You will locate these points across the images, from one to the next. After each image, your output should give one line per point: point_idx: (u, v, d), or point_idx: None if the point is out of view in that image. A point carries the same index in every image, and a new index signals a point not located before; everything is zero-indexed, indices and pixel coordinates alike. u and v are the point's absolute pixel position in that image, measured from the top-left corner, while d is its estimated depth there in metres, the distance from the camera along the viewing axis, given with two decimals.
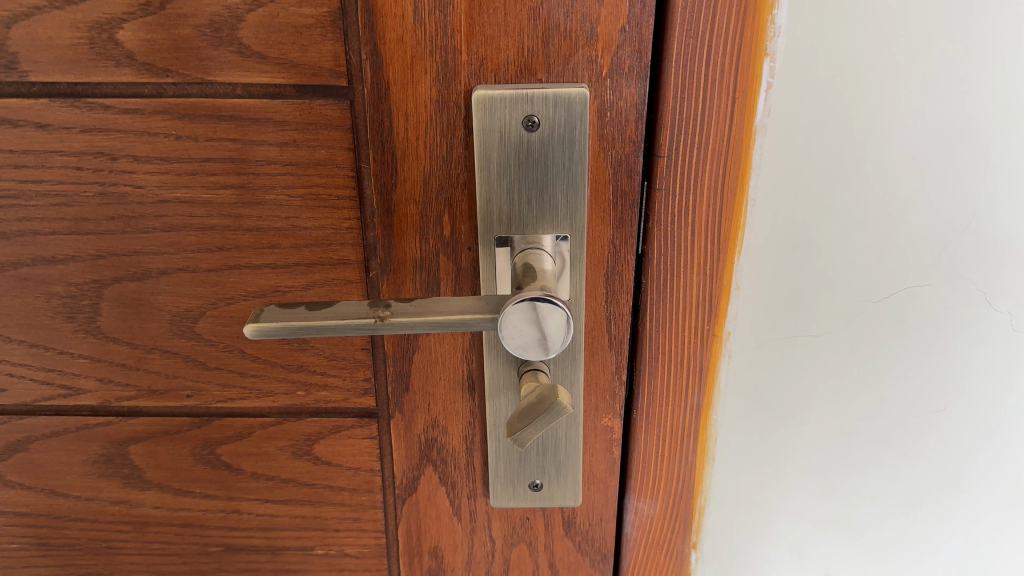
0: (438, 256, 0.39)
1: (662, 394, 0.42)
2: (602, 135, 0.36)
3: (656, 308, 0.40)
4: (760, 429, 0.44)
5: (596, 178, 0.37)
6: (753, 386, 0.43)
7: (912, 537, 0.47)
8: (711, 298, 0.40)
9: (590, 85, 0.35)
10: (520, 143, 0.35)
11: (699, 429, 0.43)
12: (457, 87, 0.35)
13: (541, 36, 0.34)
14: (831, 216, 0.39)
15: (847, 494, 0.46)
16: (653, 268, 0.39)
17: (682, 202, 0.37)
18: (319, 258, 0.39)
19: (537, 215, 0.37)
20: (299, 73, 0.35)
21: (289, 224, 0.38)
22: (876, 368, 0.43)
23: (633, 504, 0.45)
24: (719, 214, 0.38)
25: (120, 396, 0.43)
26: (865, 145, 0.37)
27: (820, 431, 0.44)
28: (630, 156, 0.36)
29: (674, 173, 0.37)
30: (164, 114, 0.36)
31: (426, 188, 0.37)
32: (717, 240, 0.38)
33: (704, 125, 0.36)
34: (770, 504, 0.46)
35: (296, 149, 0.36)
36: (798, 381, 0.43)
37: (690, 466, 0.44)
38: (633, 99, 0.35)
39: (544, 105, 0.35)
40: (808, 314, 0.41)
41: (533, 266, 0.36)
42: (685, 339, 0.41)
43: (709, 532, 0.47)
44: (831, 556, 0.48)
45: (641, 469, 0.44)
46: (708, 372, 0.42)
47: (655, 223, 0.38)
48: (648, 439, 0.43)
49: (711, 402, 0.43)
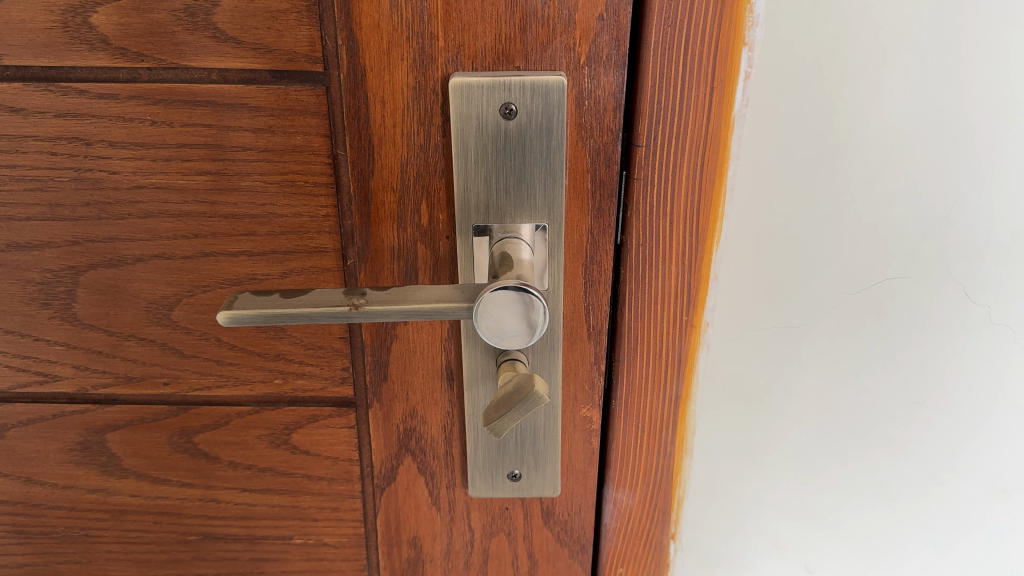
0: (416, 245, 0.39)
1: (641, 385, 0.42)
2: (580, 124, 0.36)
3: (634, 299, 0.40)
4: (738, 421, 0.44)
5: (574, 167, 0.37)
6: (733, 377, 0.43)
7: (892, 530, 0.47)
8: (690, 288, 0.40)
9: (568, 73, 0.35)
10: (497, 131, 0.35)
11: (677, 419, 0.43)
12: (434, 74, 0.35)
13: (519, 23, 0.34)
14: (811, 207, 0.39)
15: (825, 487, 0.46)
16: (631, 258, 0.39)
17: (661, 192, 0.37)
18: (295, 246, 0.39)
19: (515, 204, 0.36)
20: (275, 59, 0.35)
21: (266, 211, 0.38)
22: (856, 360, 0.43)
23: (612, 494, 0.45)
24: (697, 205, 0.38)
25: (97, 384, 0.43)
26: (845, 136, 0.37)
27: (799, 423, 0.44)
28: (609, 145, 0.36)
29: (652, 162, 0.37)
30: (139, 99, 0.36)
31: (403, 175, 0.37)
32: (695, 231, 0.38)
33: (681, 114, 0.36)
34: (750, 496, 0.46)
35: (272, 135, 0.36)
36: (778, 373, 0.43)
37: (669, 457, 0.44)
38: (611, 87, 0.35)
39: (521, 93, 0.34)
40: (788, 305, 0.41)
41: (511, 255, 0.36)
42: (664, 330, 0.41)
43: (688, 523, 0.47)
44: (810, 549, 0.48)
45: (619, 460, 0.44)
46: (687, 362, 0.42)
47: (634, 213, 0.38)
48: (627, 430, 0.43)
49: (689, 392, 0.43)
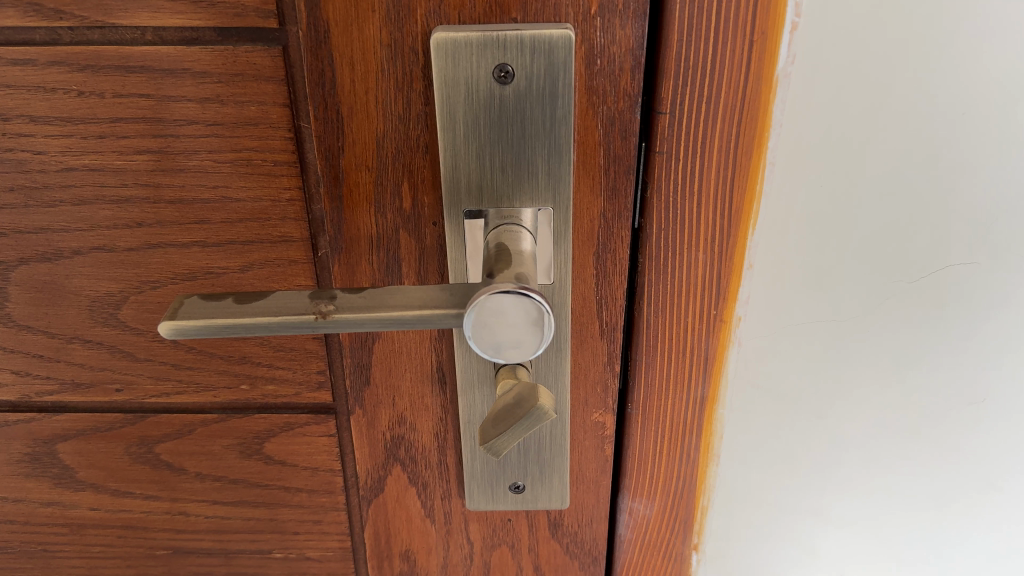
0: (398, 233, 0.33)
1: (662, 387, 0.37)
2: (591, 87, 0.30)
3: (654, 291, 0.34)
4: (771, 425, 0.39)
5: (584, 139, 0.31)
6: (767, 376, 0.37)
7: (940, 539, 0.42)
8: (719, 280, 0.34)
9: (576, 25, 0.29)
10: (491, 98, 0.29)
11: (703, 424, 0.38)
12: (414, 28, 0.29)
13: None
14: (864, 184, 0.33)
15: (864, 498, 0.41)
16: (651, 246, 0.33)
17: (686, 168, 0.31)
18: (256, 235, 0.33)
19: (513, 184, 0.31)
20: (219, 14, 0.29)
21: (219, 195, 0.32)
22: (910, 356, 0.37)
23: (628, 504, 0.40)
24: (728, 183, 0.32)
25: (41, 391, 0.37)
26: (909, 99, 0.31)
27: (842, 428, 0.39)
28: (625, 113, 0.30)
29: (677, 134, 0.31)
30: (61, 65, 0.30)
31: (380, 152, 0.31)
32: (727, 214, 0.33)
33: (711, 76, 0.30)
34: (783, 505, 0.41)
35: (221, 106, 0.30)
36: (818, 372, 0.37)
37: (692, 464, 0.39)
38: (629, 43, 0.29)
39: (519, 52, 0.28)
40: (833, 296, 0.35)
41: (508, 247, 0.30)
42: (688, 326, 0.35)
43: (714, 533, 0.42)
44: (848, 559, 0.43)
45: (636, 468, 0.39)
46: (714, 362, 0.36)
47: (654, 192, 0.32)
48: (645, 435, 0.38)
49: (717, 395, 0.37)
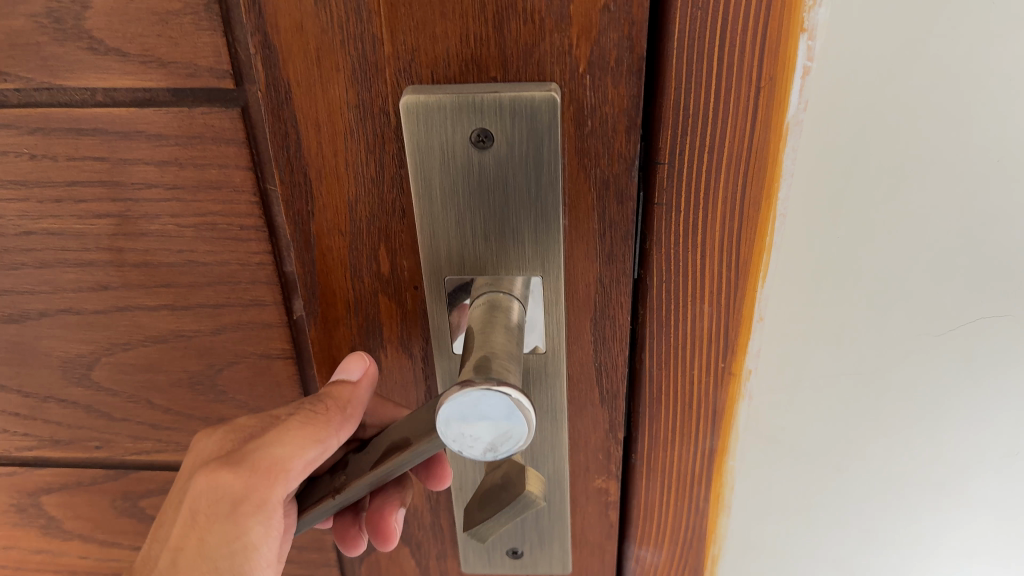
0: (377, 297, 0.30)
1: (667, 438, 0.34)
2: (582, 150, 0.27)
3: (655, 347, 0.31)
4: (791, 484, 0.35)
5: (576, 203, 0.28)
6: (784, 433, 0.34)
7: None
8: (728, 332, 0.31)
9: (564, 84, 0.25)
10: (469, 164, 0.26)
11: (712, 475, 0.35)
12: (384, 88, 0.26)
13: (492, 20, 0.24)
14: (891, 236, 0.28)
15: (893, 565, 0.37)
16: (651, 296, 0.30)
17: (688, 219, 0.28)
18: (227, 298, 0.31)
19: (498, 254, 0.28)
20: (171, 73, 0.26)
21: (185, 259, 0.30)
22: (949, 425, 0.32)
23: (634, 551, 0.38)
24: (733, 234, 0.29)
25: (21, 446, 0.36)
26: (943, 145, 0.26)
27: (867, 499, 0.35)
28: (621, 176, 0.27)
29: (679, 181, 0.27)
30: (10, 128, 0.28)
31: (353, 216, 0.28)
32: (733, 267, 0.29)
33: (713, 125, 0.26)
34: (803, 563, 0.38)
35: (180, 169, 0.28)
36: (843, 432, 0.33)
37: (702, 514, 0.36)
38: (623, 103, 0.26)
39: (498, 116, 0.25)
40: (857, 355, 0.31)
41: (479, 322, 0.27)
42: (693, 379, 0.32)
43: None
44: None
45: (641, 516, 0.37)
46: (723, 415, 0.33)
47: (654, 241, 0.29)
48: (651, 486, 0.36)
49: (727, 448, 0.34)
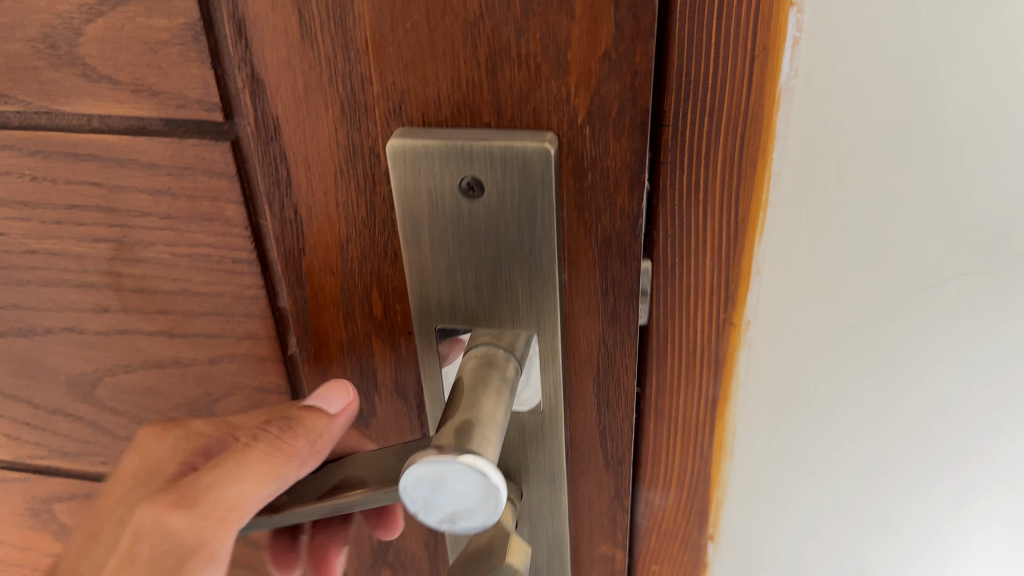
0: (370, 340, 0.29)
1: (672, 388, 0.31)
2: (582, 204, 0.25)
3: (660, 285, 0.28)
4: (815, 441, 0.31)
5: (577, 261, 0.26)
6: (796, 388, 0.30)
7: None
8: (731, 273, 0.28)
9: (563, 135, 0.23)
10: (458, 211, 0.25)
11: (718, 423, 0.32)
12: (374, 129, 0.24)
13: (485, 64, 0.23)
14: (932, 153, 0.25)
15: (927, 544, 0.33)
16: (652, 239, 0.27)
17: (693, 172, 0.26)
18: (223, 329, 0.30)
19: (489, 304, 0.26)
20: (162, 104, 0.25)
21: (181, 288, 0.29)
22: (995, 388, 0.28)
23: (643, 493, 0.34)
24: (738, 156, 0.26)
25: (34, 453, 0.37)
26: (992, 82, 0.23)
27: (896, 496, 0.32)
28: (624, 235, 0.25)
29: (683, 140, 0.25)
30: (13, 149, 0.28)
31: (344, 255, 0.27)
32: (737, 189, 0.26)
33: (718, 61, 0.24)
34: (820, 519, 0.33)
35: (173, 200, 0.27)
36: (868, 395, 0.29)
37: (710, 461, 0.33)
38: (625, 156, 0.23)
39: (489, 165, 0.24)
40: (885, 297, 0.27)
41: (469, 378, 0.25)
42: (698, 324, 0.29)
43: (731, 527, 0.34)
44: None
45: (652, 458, 0.33)
46: (728, 363, 0.30)
47: (661, 199, 0.26)
48: (658, 430, 0.32)
49: (731, 396, 0.31)
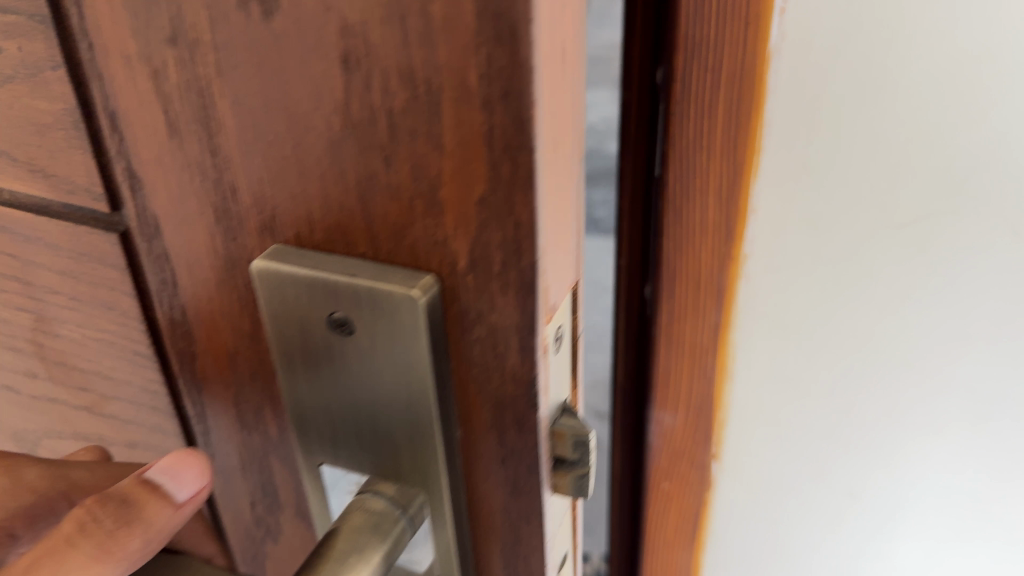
0: (270, 457, 0.26)
1: (682, 313, 0.33)
2: (469, 360, 0.20)
3: (670, 223, 0.30)
4: (810, 379, 0.32)
5: (468, 421, 0.22)
6: (792, 321, 0.31)
7: (1004, 557, 0.35)
8: (735, 208, 0.29)
9: (442, 280, 0.20)
10: (330, 348, 0.21)
11: (722, 355, 0.33)
12: (249, 242, 0.21)
13: (354, 191, 0.19)
14: (915, 95, 0.26)
15: (930, 488, 0.34)
16: (670, 186, 0.30)
17: (699, 104, 0.28)
18: (136, 417, 0.28)
19: (374, 450, 0.23)
20: (55, 186, 0.23)
21: (94, 368, 0.28)
22: (960, 313, 0.30)
23: (654, 414, 0.36)
24: (737, 111, 0.27)
25: None
26: (960, 28, 0.25)
27: (883, 454, 0.33)
28: (518, 401, 0.21)
29: (691, 100, 0.28)
30: None
31: (235, 366, 0.24)
32: (737, 130, 0.28)
33: (720, 30, 0.26)
34: (812, 448, 0.34)
35: (77, 282, 0.25)
36: (863, 336, 0.31)
37: (714, 399, 0.34)
38: (512, 314, 0.19)
39: (356, 305, 0.20)
40: (864, 242, 0.29)
41: (345, 534, 0.21)
42: (706, 255, 0.31)
43: (736, 471, 0.36)
44: (902, 559, 0.37)
45: (661, 386, 0.35)
46: (731, 293, 0.31)
47: (673, 147, 0.29)
48: (668, 356, 0.34)
49: (734, 326, 0.32)
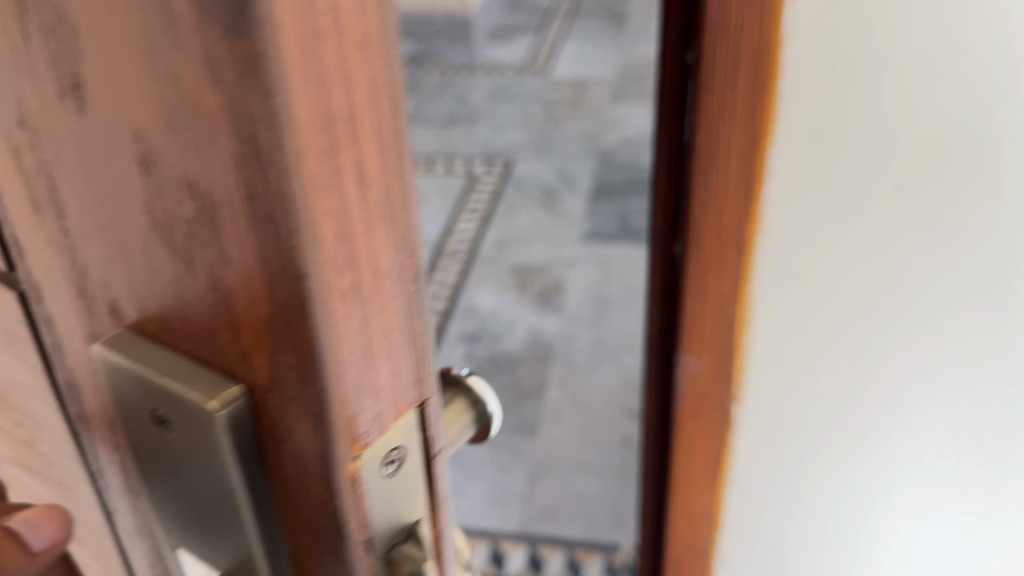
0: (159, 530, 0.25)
1: (708, 266, 0.48)
2: (285, 477, 0.19)
3: (699, 188, 0.45)
4: (811, 310, 0.47)
5: (296, 534, 0.20)
6: (793, 264, 0.46)
7: (991, 428, 0.48)
8: (749, 182, 0.45)
9: (253, 396, 0.18)
10: (160, 440, 0.21)
11: (739, 298, 0.48)
12: (106, 323, 0.21)
13: (172, 293, 0.18)
14: (873, 110, 0.41)
15: (898, 408, 0.49)
16: (699, 154, 0.44)
17: (722, 114, 0.43)
18: (59, 468, 0.28)
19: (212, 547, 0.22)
20: None
21: (23, 416, 0.28)
22: (937, 271, 0.44)
23: (683, 360, 0.52)
24: (754, 93, 0.42)
25: None
26: (936, 36, 0.38)
27: (856, 375, 0.48)
28: (332, 522, 0.19)
29: (715, 91, 0.42)
30: None
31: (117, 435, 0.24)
32: (752, 126, 0.43)
33: (745, 31, 0.40)
34: (814, 367, 0.49)
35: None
36: (843, 276, 0.45)
37: (733, 326, 0.49)
38: (313, 440, 0.18)
39: (172, 406, 0.20)
40: (847, 207, 0.44)
41: None
42: (729, 218, 0.46)
43: (755, 391, 0.51)
44: (884, 467, 0.51)
45: (688, 328, 0.50)
46: (749, 245, 0.46)
47: (700, 120, 0.43)
48: (694, 305, 0.49)
49: (751, 272, 0.47)
